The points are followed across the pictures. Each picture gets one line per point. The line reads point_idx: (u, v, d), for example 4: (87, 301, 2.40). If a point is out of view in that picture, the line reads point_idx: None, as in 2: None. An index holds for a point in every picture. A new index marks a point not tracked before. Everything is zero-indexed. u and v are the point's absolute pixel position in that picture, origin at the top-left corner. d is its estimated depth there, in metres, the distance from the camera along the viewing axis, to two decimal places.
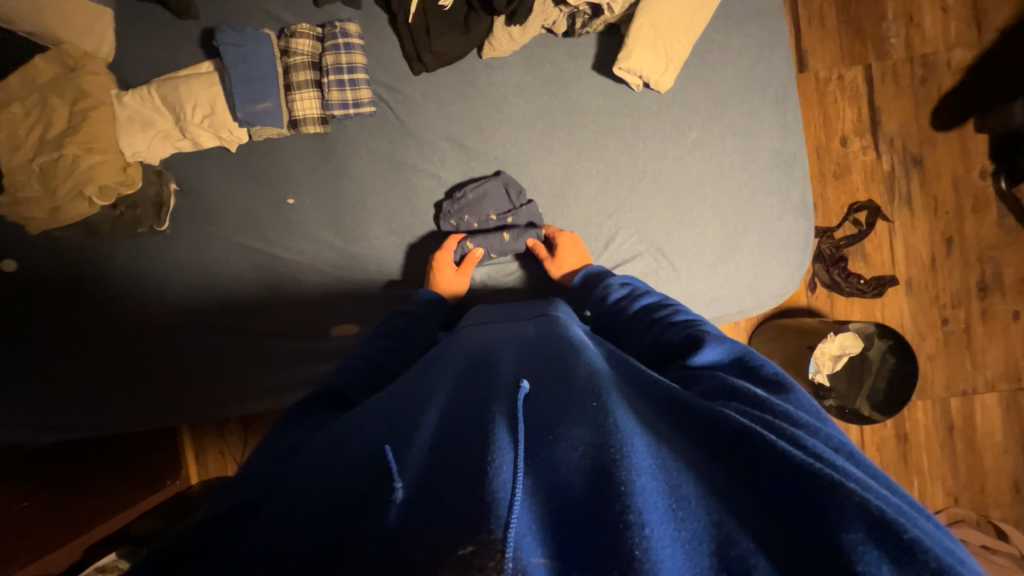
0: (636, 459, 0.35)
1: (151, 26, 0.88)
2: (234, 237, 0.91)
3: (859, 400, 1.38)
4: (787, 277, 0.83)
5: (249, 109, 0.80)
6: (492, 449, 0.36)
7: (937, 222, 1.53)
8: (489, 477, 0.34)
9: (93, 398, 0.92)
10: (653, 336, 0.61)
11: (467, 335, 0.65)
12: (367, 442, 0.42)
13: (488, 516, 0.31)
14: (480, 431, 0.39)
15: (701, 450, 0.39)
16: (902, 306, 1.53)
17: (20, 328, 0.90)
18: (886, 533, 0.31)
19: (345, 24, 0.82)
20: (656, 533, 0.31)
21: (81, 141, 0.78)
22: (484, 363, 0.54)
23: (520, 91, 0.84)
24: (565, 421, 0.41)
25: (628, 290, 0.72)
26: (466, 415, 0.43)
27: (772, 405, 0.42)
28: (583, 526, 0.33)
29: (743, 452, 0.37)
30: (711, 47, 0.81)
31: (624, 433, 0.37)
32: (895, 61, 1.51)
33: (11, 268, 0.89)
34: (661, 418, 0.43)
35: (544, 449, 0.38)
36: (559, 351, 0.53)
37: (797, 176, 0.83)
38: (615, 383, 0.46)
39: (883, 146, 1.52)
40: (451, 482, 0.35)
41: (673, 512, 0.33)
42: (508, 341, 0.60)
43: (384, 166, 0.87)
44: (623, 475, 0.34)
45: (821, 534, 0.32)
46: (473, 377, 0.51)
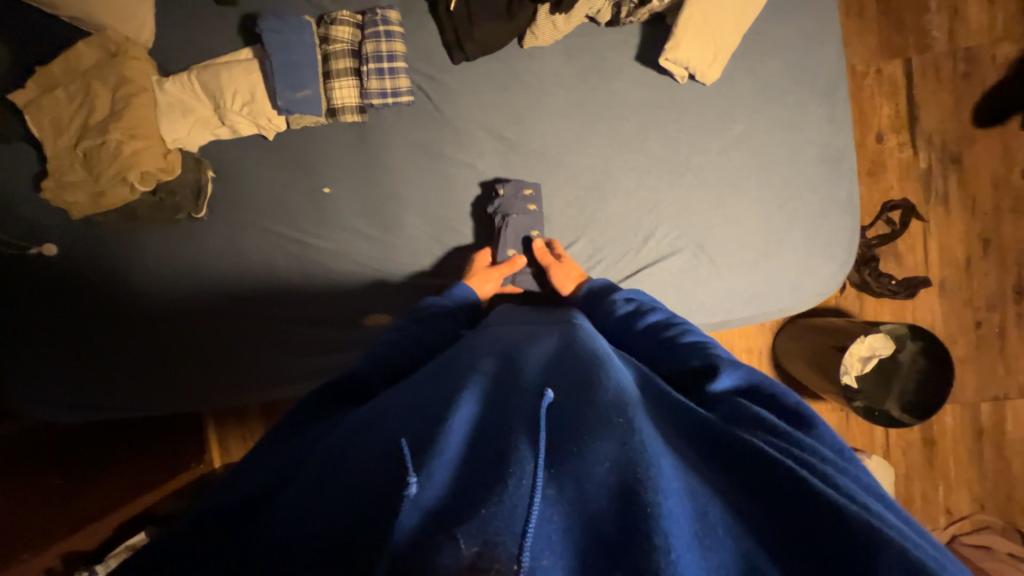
0: (664, 481, 0.35)
1: (190, 11, 0.88)
2: (267, 224, 0.91)
3: (888, 402, 1.35)
4: (829, 276, 0.81)
5: (290, 97, 0.80)
6: (514, 459, 0.36)
7: (974, 222, 1.49)
8: (507, 488, 0.34)
9: (112, 383, 0.93)
10: (664, 358, 0.60)
11: (483, 337, 0.64)
12: (387, 434, 0.42)
13: (502, 529, 0.30)
14: (504, 438, 0.39)
15: (729, 477, 0.38)
16: (934, 307, 1.50)
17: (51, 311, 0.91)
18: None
19: (386, 11, 0.81)
20: (681, 560, 0.30)
21: (123, 127, 0.79)
22: (507, 365, 0.53)
23: (561, 82, 0.83)
24: (587, 431, 0.39)
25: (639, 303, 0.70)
26: (486, 419, 0.43)
27: (801, 440, 0.42)
28: (607, 547, 0.32)
29: (777, 484, 0.36)
30: (760, 37, 0.79)
31: (649, 454, 0.37)
32: (936, 55, 1.46)
33: (51, 252, 0.90)
34: (684, 442, 0.42)
35: (567, 459, 0.37)
36: (579, 358, 0.52)
37: (844, 173, 0.80)
38: (640, 400, 0.45)
39: (921, 143, 1.48)
40: (472, 488, 0.35)
41: (698, 542, 0.32)
42: (526, 346, 0.58)
43: (422, 156, 0.86)
44: (651, 496, 0.33)
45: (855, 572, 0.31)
46: (492, 378, 0.50)
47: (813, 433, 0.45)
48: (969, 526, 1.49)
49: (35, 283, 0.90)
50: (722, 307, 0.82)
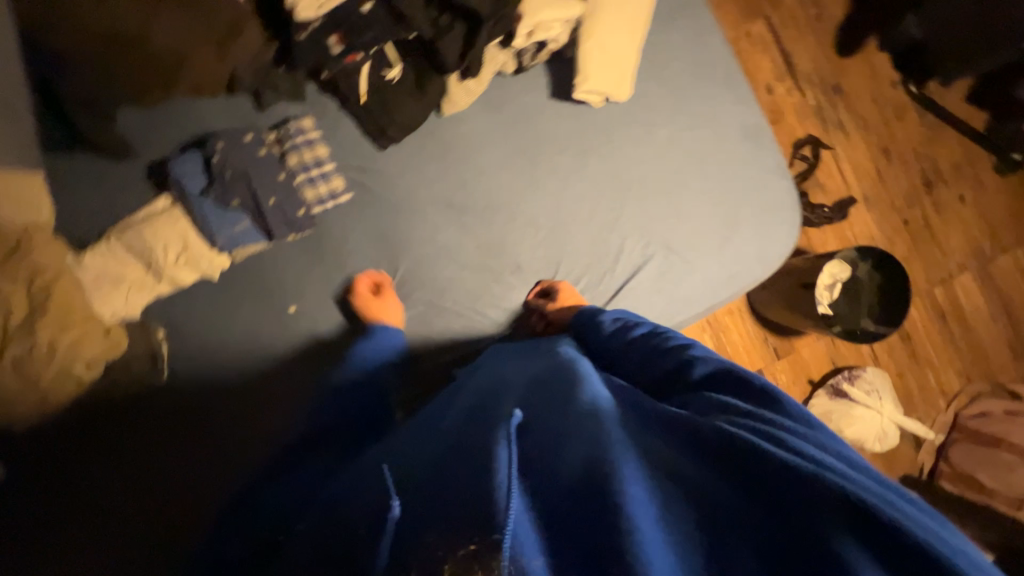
0: (627, 473, 0.41)
1: (88, 175, 0.82)
2: (235, 364, 0.82)
3: (863, 319, 1.46)
4: (788, 236, 0.86)
5: (229, 233, 0.77)
6: (494, 463, 0.44)
7: (871, 137, 1.66)
8: (490, 492, 0.41)
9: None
10: (645, 363, 0.64)
11: (471, 377, 0.69)
12: (404, 466, 0.57)
13: (490, 518, 0.39)
14: (485, 454, 0.46)
15: (688, 453, 0.45)
16: (867, 220, 1.64)
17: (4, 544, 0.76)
18: (858, 517, 0.36)
19: (299, 121, 0.81)
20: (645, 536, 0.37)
21: (52, 323, 0.72)
22: (495, 395, 0.59)
23: (490, 136, 0.85)
24: (561, 437, 0.47)
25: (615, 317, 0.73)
26: (471, 441, 0.50)
27: (761, 415, 0.47)
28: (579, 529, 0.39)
29: (728, 451, 0.43)
30: (653, 47, 0.85)
31: (614, 452, 0.43)
32: (789, 7, 1.63)
33: (0, 476, 0.76)
34: (649, 431, 0.48)
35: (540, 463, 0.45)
36: (547, 377, 0.59)
37: (766, 142, 0.87)
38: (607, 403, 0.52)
39: (804, 84, 1.64)
40: (462, 497, 0.43)
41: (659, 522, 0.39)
42: (502, 377, 0.64)
43: (379, 247, 0.84)
44: (616, 485, 0.40)
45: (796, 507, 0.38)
46: (476, 417, 0.55)
47: (781, 410, 0.48)
48: (966, 400, 1.61)
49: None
50: (707, 296, 0.86)
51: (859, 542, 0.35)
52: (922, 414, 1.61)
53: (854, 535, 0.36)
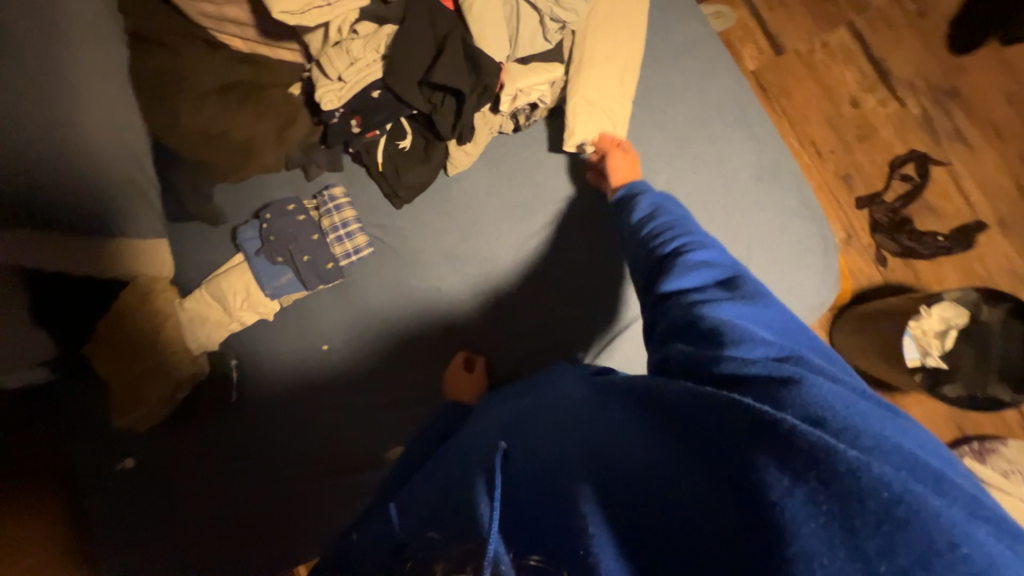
0: (592, 480, 0.46)
1: (193, 237, 1.07)
2: (283, 391, 1.00)
3: (991, 383, 1.14)
4: (814, 285, 0.77)
5: (275, 284, 0.95)
6: (477, 498, 0.47)
7: (1006, 147, 1.33)
8: (477, 517, 0.45)
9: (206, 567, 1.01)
10: (643, 284, 0.67)
11: (478, 408, 0.76)
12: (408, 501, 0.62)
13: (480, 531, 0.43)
14: (468, 486, 0.51)
15: (648, 424, 0.49)
16: (1005, 250, 1.30)
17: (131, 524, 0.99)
18: (789, 447, 0.36)
19: (332, 189, 0.96)
20: (597, 530, 0.41)
21: (159, 352, 0.98)
22: (479, 432, 0.64)
23: (491, 194, 0.92)
24: (540, 459, 0.53)
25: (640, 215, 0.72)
26: (457, 477, 0.56)
27: (724, 361, 0.49)
28: (557, 533, 0.43)
29: (679, 415, 0.46)
30: (652, 93, 0.83)
31: (581, 466, 0.48)
32: (879, 9, 1.42)
33: (131, 464, 1.00)
34: (621, 412, 0.53)
35: (520, 487, 0.50)
36: (543, 405, 0.64)
37: (786, 181, 0.79)
38: (587, 410, 0.57)
39: (903, 92, 1.39)
40: (450, 527, 0.49)
41: (613, 507, 0.43)
42: (505, 405, 0.70)
43: (395, 294, 0.95)
44: (580, 492, 0.45)
45: (736, 459, 0.39)
46: (470, 448, 0.61)
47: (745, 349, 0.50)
48: None
49: (122, 491, 1.00)
50: None
51: (791, 474, 0.36)
52: None
53: (779, 460, 0.36)
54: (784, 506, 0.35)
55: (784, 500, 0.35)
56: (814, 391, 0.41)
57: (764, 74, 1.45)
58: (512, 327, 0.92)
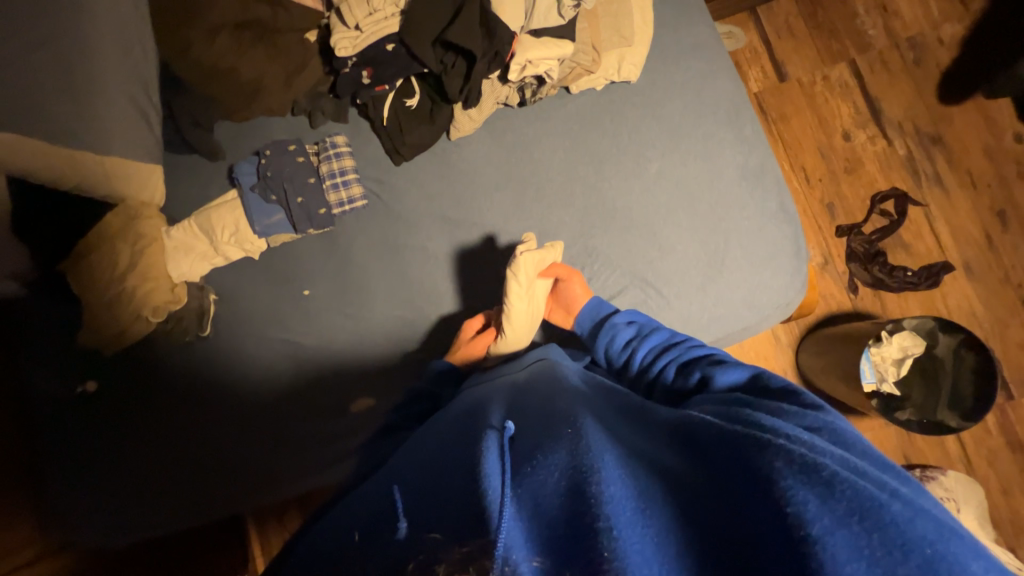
0: (607, 473, 0.41)
1: (192, 171, 1.08)
2: (261, 332, 1.01)
3: (941, 410, 1.20)
4: (783, 284, 0.81)
5: (265, 222, 0.96)
6: (485, 471, 0.43)
7: (980, 196, 1.41)
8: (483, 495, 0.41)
9: (148, 506, 1.01)
10: (676, 362, 0.68)
11: (465, 391, 0.72)
12: (376, 483, 0.55)
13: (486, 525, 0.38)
14: (471, 459, 0.46)
15: (677, 447, 0.48)
16: (967, 292, 1.38)
17: (90, 448, 1.03)
18: (828, 488, 0.38)
19: (335, 137, 0.97)
20: (626, 535, 0.37)
21: (138, 275, 0.97)
22: (473, 414, 0.59)
23: (489, 162, 0.93)
24: (544, 444, 0.47)
25: (610, 329, 0.77)
26: (448, 456, 0.51)
27: (755, 416, 0.49)
28: (574, 527, 0.38)
29: (711, 442, 0.46)
30: (655, 86, 0.88)
31: (596, 452, 0.44)
32: (880, 50, 1.49)
33: (93, 388, 1.04)
34: (641, 434, 0.51)
35: (524, 474, 0.44)
36: (539, 395, 0.61)
37: (769, 184, 0.83)
38: (596, 415, 0.54)
39: (892, 131, 1.46)
40: (445, 495, 0.45)
41: (641, 514, 0.39)
42: (497, 388, 0.66)
43: (383, 249, 0.97)
44: (595, 487, 0.40)
45: (772, 491, 0.38)
46: (456, 431, 0.56)
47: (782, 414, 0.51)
48: None
49: (84, 416, 1.04)
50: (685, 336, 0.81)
51: (835, 513, 0.36)
52: None
53: (818, 495, 0.37)
54: (824, 542, 0.35)
55: (825, 536, 0.35)
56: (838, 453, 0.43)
57: (765, 98, 1.51)
58: (492, 297, 0.93)
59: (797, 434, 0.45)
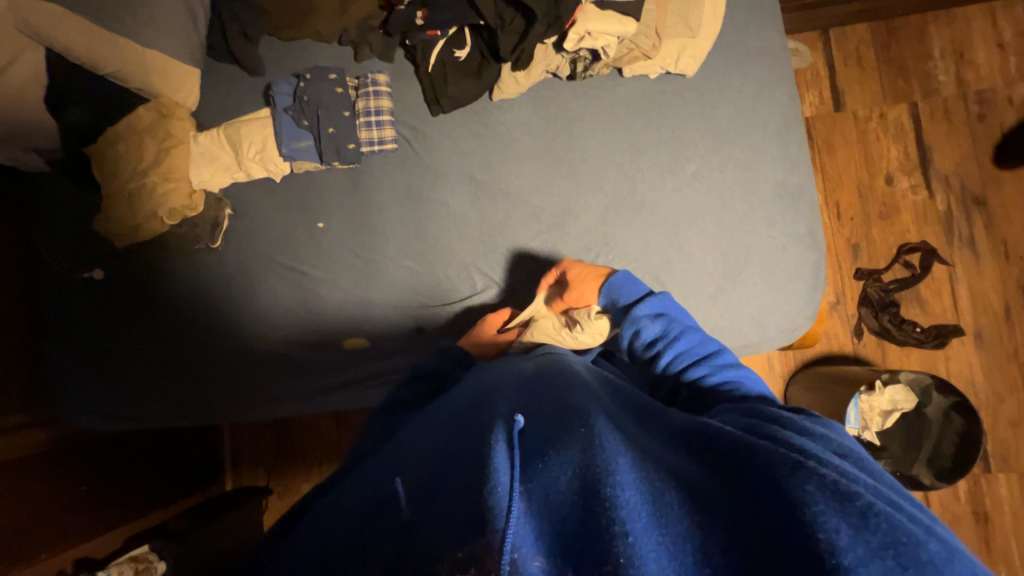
0: (622, 476, 0.42)
1: (229, 81, 1.07)
2: (270, 255, 1.02)
3: (917, 467, 1.21)
4: (794, 310, 0.80)
5: (293, 146, 0.95)
6: (493, 469, 0.43)
7: (1009, 267, 1.38)
8: (490, 496, 0.41)
9: (133, 407, 1.04)
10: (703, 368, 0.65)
11: (474, 372, 0.73)
12: (373, 466, 0.58)
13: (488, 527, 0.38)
14: (482, 451, 0.46)
15: (700, 459, 0.48)
16: (972, 359, 1.36)
17: (87, 337, 1.05)
18: (857, 512, 0.38)
19: (376, 75, 0.95)
20: (641, 542, 0.38)
21: (160, 174, 0.97)
22: (483, 399, 0.59)
23: (527, 131, 0.92)
24: (556, 440, 0.47)
25: (645, 320, 0.71)
26: (455, 446, 0.51)
27: (780, 435, 0.50)
28: (591, 529, 0.39)
29: (737, 459, 0.46)
30: (709, 85, 0.85)
31: (609, 455, 0.44)
32: (945, 98, 1.43)
33: (98, 276, 1.06)
34: (659, 443, 0.51)
35: (536, 470, 0.44)
36: (549, 387, 0.60)
37: (802, 208, 0.81)
38: (611, 414, 0.54)
39: (937, 184, 1.42)
40: (449, 491, 0.45)
41: (657, 521, 0.40)
42: (507, 376, 0.66)
43: (405, 198, 0.96)
44: (610, 491, 0.40)
45: (802, 514, 0.39)
46: (465, 417, 0.57)
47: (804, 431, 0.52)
48: None
49: (87, 304, 1.06)
50: None
51: (863, 538, 0.37)
52: None
53: (850, 524, 0.38)
54: (856, 574, 0.35)
55: (857, 568, 0.35)
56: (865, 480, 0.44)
57: (816, 125, 1.47)
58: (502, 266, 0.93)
59: (827, 457, 0.46)
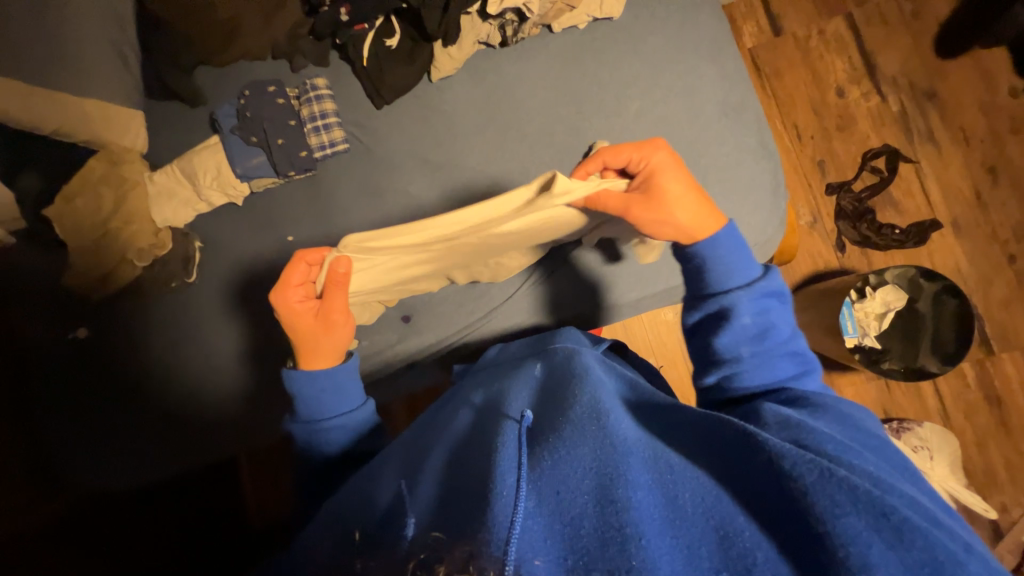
0: (630, 482, 0.47)
1: (174, 118, 1.07)
2: (248, 277, 1.03)
3: (922, 357, 1.24)
4: (761, 222, 0.81)
5: (246, 164, 0.95)
6: (498, 474, 0.48)
7: (973, 152, 1.40)
8: (492, 503, 0.45)
9: (143, 460, 1.04)
10: (778, 372, 0.67)
11: (474, 385, 0.81)
12: (384, 474, 0.63)
13: (492, 531, 0.42)
14: (493, 457, 0.51)
15: (713, 450, 0.53)
16: (955, 249, 1.38)
17: (80, 400, 1.04)
18: (875, 511, 0.43)
19: (315, 80, 0.96)
20: (654, 546, 0.42)
21: (122, 217, 0.98)
22: (499, 409, 0.65)
23: (472, 104, 0.93)
24: (568, 445, 0.51)
25: (754, 304, 0.70)
26: (470, 455, 0.56)
27: (809, 427, 0.54)
28: (607, 535, 0.43)
29: (740, 443, 0.51)
30: (638, 22, 0.87)
31: (618, 461, 0.48)
32: (878, 3, 1.45)
33: (83, 334, 1.06)
34: (672, 438, 0.56)
35: (545, 475, 0.48)
36: (558, 386, 0.65)
37: (749, 121, 0.83)
38: (620, 412, 0.58)
39: (887, 87, 1.44)
40: (462, 492, 0.50)
41: (667, 523, 0.45)
42: (520, 381, 0.72)
43: (367, 194, 0.97)
44: (619, 493, 0.45)
45: (813, 508, 0.44)
46: (480, 427, 0.62)
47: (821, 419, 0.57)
48: None
49: (73, 365, 1.05)
50: None
51: (885, 541, 0.42)
52: (1007, 496, 1.31)
53: (885, 537, 0.42)
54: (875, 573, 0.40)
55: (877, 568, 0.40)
56: (875, 472, 0.49)
57: (759, 53, 1.48)
58: None
59: (841, 452, 0.50)
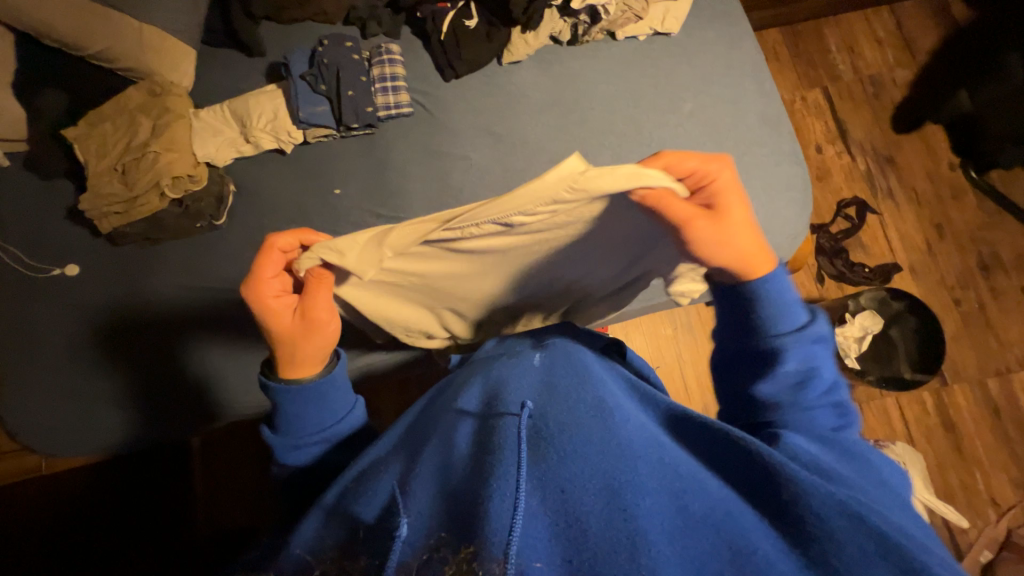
0: (641, 480, 0.41)
1: (227, 64, 1.06)
2: (280, 226, 0.98)
3: (898, 363, 1.38)
4: (794, 217, 0.92)
5: (309, 110, 0.96)
6: (496, 468, 0.43)
7: (922, 210, 1.65)
8: (489, 498, 0.39)
9: (117, 420, 0.91)
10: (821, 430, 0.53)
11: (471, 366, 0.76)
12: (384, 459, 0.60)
13: (487, 533, 0.36)
14: (496, 450, 0.46)
15: (712, 457, 0.47)
16: (911, 290, 1.59)
17: (61, 345, 0.93)
18: (887, 550, 0.37)
19: (389, 45, 1.01)
20: (664, 553, 0.36)
21: (160, 143, 0.93)
22: (496, 398, 0.59)
23: (536, 88, 1.00)
24: (575, 436, 0.45)
25: (804, 348, 0.56)
26: (467, 451, 0.50)
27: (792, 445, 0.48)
28: (614, 537, 0.36)
29: (738, 454, 0.45)
30: (689, 41, 1.00)
31: (631, 458, 0.43)
32: (847, 82, 1.74)
33: (73, 272, 0.96)
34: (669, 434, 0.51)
35: (547, 470, 0.42)
36: (561, 379, 0.59)
37: (783, 132, 0.96)
38: (622, 405, 0.53)
39: (855, 149, 1.69)
40: (456, 492, 0.44)
41: (679, 532, 0.38)
42: (519, 369, 0.66)
43: (424, 155, 0.99)
44: (628, 494, 0.39)
45: (808, 528, 0.39)
46: (478, 417, 0.56)
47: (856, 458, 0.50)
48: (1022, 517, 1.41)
49: (62, 305, 0.95)
50: None
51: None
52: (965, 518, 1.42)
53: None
54: None
55: None
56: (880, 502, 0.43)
57: None
58: None
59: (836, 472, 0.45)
